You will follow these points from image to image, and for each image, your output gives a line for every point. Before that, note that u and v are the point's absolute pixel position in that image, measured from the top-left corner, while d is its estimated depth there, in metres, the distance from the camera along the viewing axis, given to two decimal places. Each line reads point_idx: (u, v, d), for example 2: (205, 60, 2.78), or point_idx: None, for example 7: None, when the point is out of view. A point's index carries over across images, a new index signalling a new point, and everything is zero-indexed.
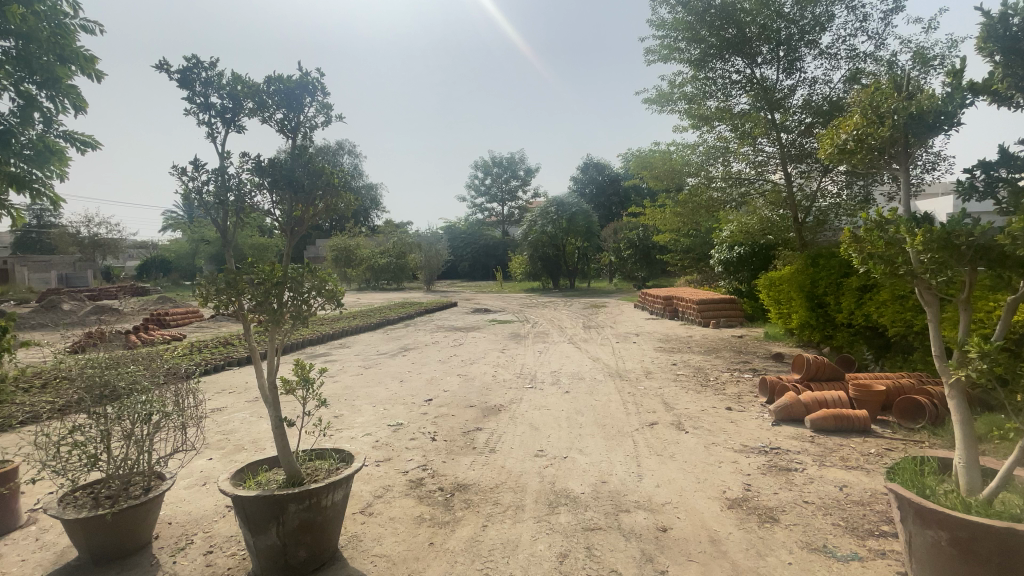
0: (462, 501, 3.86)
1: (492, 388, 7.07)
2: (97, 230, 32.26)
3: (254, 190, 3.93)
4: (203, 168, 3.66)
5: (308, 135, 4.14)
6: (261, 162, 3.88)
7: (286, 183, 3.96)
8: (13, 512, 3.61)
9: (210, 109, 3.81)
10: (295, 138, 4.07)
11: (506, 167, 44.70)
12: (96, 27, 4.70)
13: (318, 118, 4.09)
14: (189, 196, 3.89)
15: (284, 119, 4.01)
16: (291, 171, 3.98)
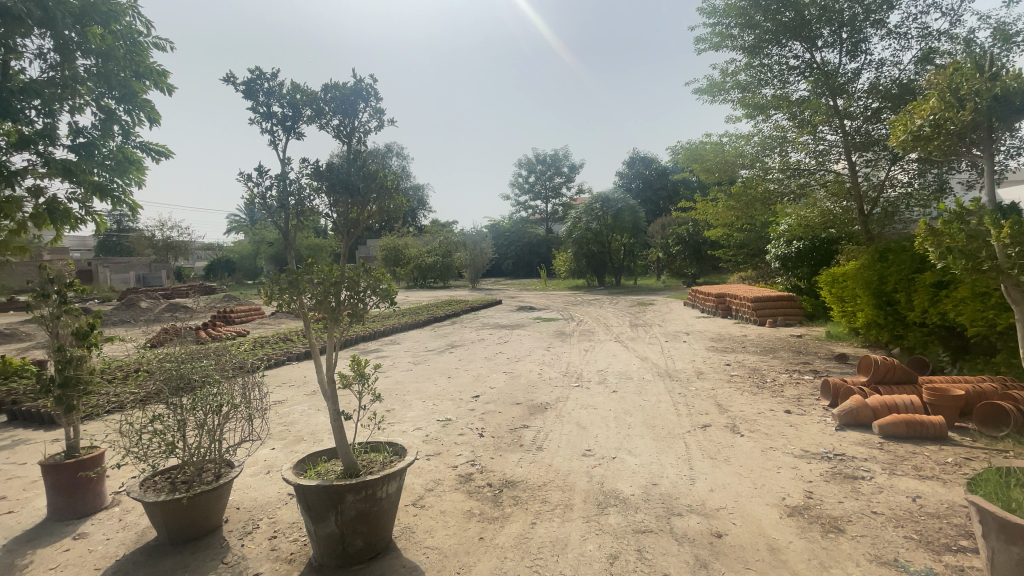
0: (510, 498, 3.89)
1: (538, 386, 7.09)
2: (170, 233, 34.77)
3: (313, 194, 4.16)
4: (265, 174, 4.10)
5: (363, 140, 4.35)
6: (318, 167, 4.18)
7: (342, 186, 4.22)
8: (100, 494, 3.95)
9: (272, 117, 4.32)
10: (350, 143, 4.32)
11: (550, 163, 44.49)
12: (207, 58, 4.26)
13: (371, 122, 4.32)
14: (253, 202, 4.23)
15: (340, 125, 4.26)
16: (346, 175, 4.23)
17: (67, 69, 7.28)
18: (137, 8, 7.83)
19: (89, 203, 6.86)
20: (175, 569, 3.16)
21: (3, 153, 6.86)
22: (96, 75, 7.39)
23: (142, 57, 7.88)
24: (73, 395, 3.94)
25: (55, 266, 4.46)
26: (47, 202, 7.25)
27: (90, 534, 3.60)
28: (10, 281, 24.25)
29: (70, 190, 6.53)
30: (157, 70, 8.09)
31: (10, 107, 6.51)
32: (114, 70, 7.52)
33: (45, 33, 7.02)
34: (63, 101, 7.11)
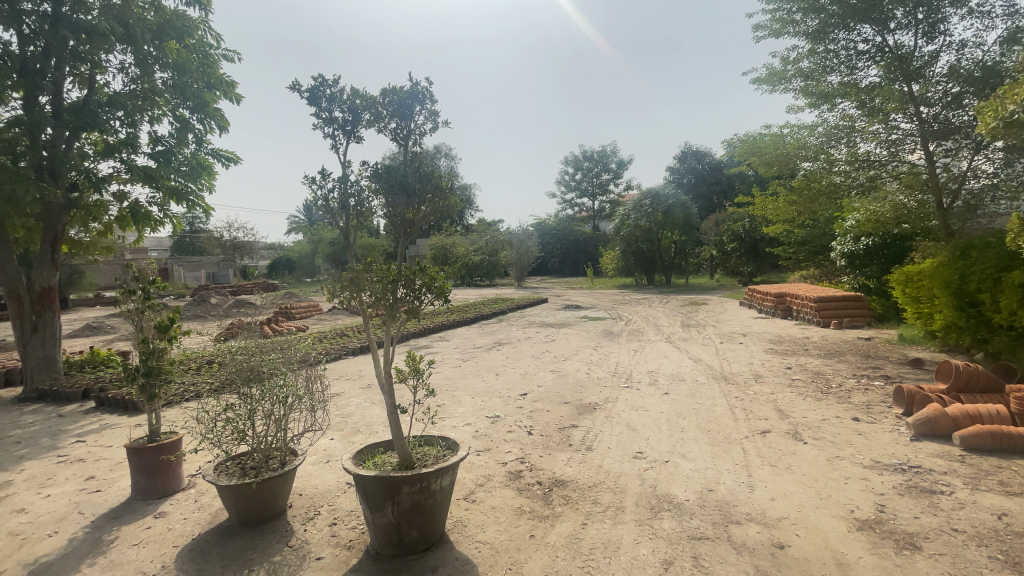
0: (561, 497, 3.88)
1: (586, 386, 7.02)
2: (237, 233, 37.08)
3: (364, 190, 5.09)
4: (327, 173, 4.81)
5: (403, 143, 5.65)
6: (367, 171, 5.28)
7: (388, 185, 5.60)
8: (177, 476, 4.25)
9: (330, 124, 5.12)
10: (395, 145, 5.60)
11: (598, 160, 43.85)
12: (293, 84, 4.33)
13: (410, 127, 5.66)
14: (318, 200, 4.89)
15: (385, 132, 5.49)
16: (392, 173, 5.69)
17: (146, 82, 7.88)
18: (208, 23, 8.39)
19: (166, 206, 7.42)
20: (245, 550, 3.36)
21: (92, 161, 7.52)
22: (172, 86, 7.98)
23: (212, 69, 8.44)
24: (155, 383, 4.25)
25: (141, 265, 4.85)
26: (130, 205, 7.88)
27: (170, 514, 3.90)
28: (100, 278, 26.66)
29: (150, 194, 7.09)
30: (225, 80, 8.65)
31: (97, 118, 7.14)
32: (188, 81, 8.11)
33: (128, 50, 7.66)
34: (143, 112, 7.71)
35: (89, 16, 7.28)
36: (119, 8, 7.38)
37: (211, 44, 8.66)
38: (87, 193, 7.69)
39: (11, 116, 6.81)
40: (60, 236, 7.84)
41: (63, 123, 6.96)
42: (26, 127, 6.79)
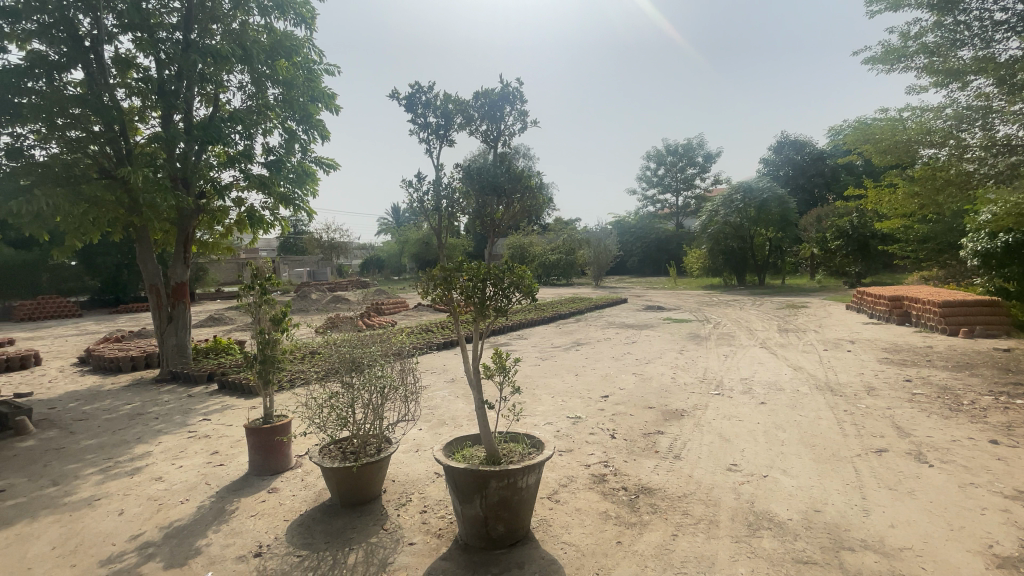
0: (648, 505, 3.76)
1: (672, 391, 6.75)
2: (333, 235, 40.15)
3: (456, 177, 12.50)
4: (421, 155, 10.91)
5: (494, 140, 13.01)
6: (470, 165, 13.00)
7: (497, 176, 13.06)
8: (286, 456, 4.67)
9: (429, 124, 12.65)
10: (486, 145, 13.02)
11: (682, 153, 41.90)
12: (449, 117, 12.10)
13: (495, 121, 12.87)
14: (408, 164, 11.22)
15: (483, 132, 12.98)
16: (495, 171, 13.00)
17: (260, 98, 8.75)
18: (312, 41, 9.16)
19: (276, 210, 8.20)
20: (346, 529, 3.61)
21: (216, 171, 8.46)
22: (282, 101, 8.80)
23: (316, 83, 9.22)
24: (270, 370, 4.71)
25: (257, 263, 5.38)
26: (247, 210, 8.79)
27: (281, 490, 4.29)
28: (221, 275, 30.13)
29: (264, 200, 7.86)
30: (327, 93, 9.44)
31: (221, 132, 8.03)
32: (295, 96, 8.92)
33: (245, 70, 8.54)
34: (257, 125, 8.58)
35: (214, 42, 8.28)
36: (239, 33, 8.38)
37: (315, 60, 9.44)
38: (212, 200, 8.70)
39: (153, 133, 7.83)
40: (191, 238, 8.88)
41: (193, 138, 7.89)
42: (163, 142, 7.76)
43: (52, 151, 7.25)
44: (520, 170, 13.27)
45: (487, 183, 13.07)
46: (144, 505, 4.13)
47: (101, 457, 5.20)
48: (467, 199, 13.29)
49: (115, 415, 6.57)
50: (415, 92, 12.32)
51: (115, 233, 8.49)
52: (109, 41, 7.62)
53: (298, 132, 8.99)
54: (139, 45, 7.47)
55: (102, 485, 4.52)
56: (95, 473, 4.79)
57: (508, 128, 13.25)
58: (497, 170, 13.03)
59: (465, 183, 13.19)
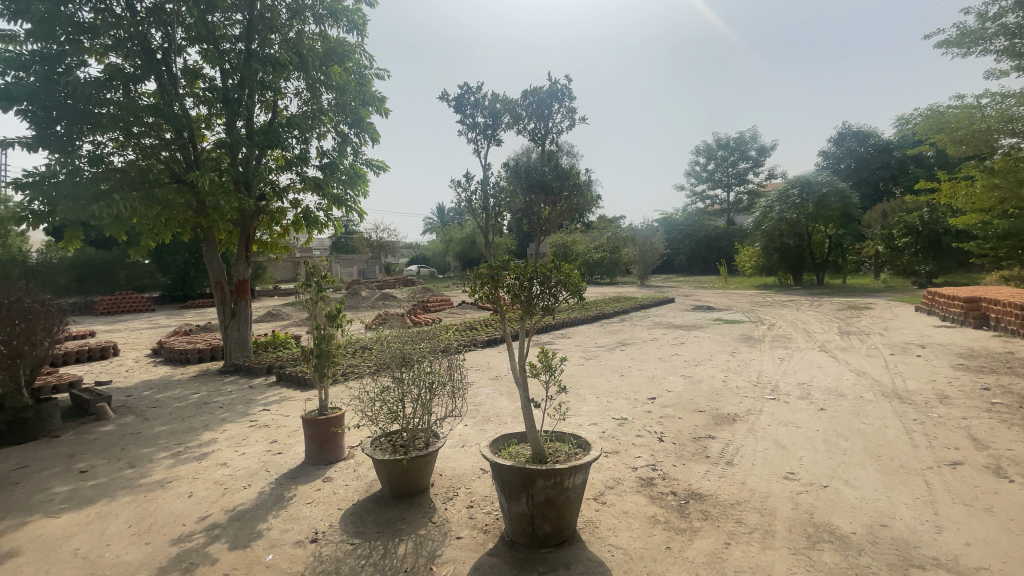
0: (699, 511, 3.65)
1: (723, 394, 6.52)
2: (382, 235, 41.43)
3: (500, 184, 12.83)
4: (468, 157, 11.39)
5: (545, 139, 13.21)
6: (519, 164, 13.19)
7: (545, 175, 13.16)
8: (339, 447, 4.86)
9: (478, 124, 12.96)
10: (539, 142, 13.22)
11: (734, 148, 40.41)
12: (498, 116, 12.36)
13: (546, 120, 13.02)
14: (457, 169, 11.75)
15: (534, 130, 13.15)
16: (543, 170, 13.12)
17: (315, 104, 9.13)
18: (363, 46, 9.48)
19: (330, 211, 8.54)
20: (396, 520, 3.72)
21: (275, 174, 8.88)
22: (335, 106, 9.17)
23: (367, 87, 9.56)
24: (325, 364, 4.91)
25: (314, 262, 5.63)
26: (303, 211, 9.19)
27: (334, 479, 4.47)
28: (278, 274, 31.73)
29: (318, 201, 8.19)
30: (377, 96, 9.75)
31: (279, 137, 8.44)
32: (348, 100, 9.27)
33: (301, 77, 8.94)
34: (312, 129, 8.97)
35: (273, 51, 8.71)
36: (296, 42, 8.80)
37: (365, 65, 9.76)
38: (271, 201, 9.14)
39: (218, 138, 8.31)
40: (251, 239, 9.36)
41: (254, 143, 8.32)
42: (227, 148, 8.23)
43: (129, 157, 7.83)
44: (568, 168, 13.26)
45: (535, 182, 13.17)
46: (211, 488, 4.42)
47: (173, 442, 5.59)
48: (515, 198, 13.42)
49: (185, 403, 7.05)
50: (465, 93, 12.58)
51: (184, 233, 9.08)
52: (178, 53, 8.13)
53: (351, 135, 9.34)
54: (206, 56, 7.96)
55: (173, 469, 4.86)
56: (167, 457, 5.16)
57: (556, 126, 13.25)
58: (545, 168, 13.09)
59: (512, 182, 13.32)
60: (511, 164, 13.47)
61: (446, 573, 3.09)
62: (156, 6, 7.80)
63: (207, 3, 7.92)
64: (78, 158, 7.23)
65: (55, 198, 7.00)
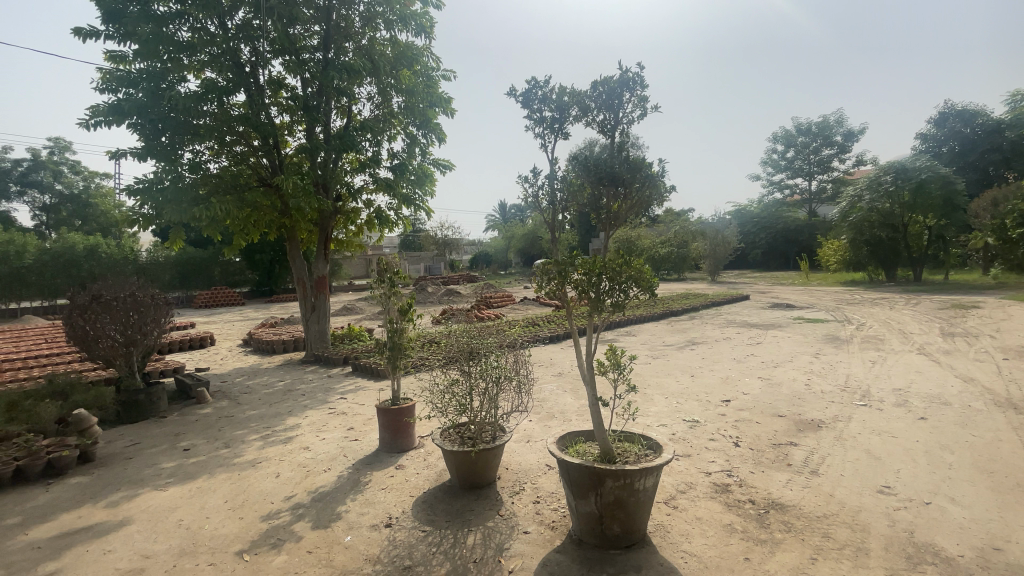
0: (780, 522, 3.43)
1: (805, 398, 6.08)
2: (446, 232, 42.59)
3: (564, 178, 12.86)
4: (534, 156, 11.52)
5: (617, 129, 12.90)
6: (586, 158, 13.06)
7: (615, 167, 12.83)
8: (410, 437, 5.04)
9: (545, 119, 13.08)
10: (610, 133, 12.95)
11: (816, 133, 37.48)
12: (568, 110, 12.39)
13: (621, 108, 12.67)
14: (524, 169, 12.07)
15: (605, 120, 12.85)
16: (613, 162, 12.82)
17: (386, 107, 9.53)
18: (430, 48, 9.75)
19: (399, 210, 8.87)
20: (465, 511, 3.80)
21: (350, 175, 9.36)
22: (404, 108, 9.55)
23: (434, 89, 9.87)
24: (397, 356, 5.11)
25: (387, 258, 5.88)
26: (375, 210, 9.63)
27: (406, 467, 4.65)
28: (352, 270, 33.50)
29: (389, 201, 8.54)
30: (443, 97, 10.06)
31: (354, 141, 8.90)
32: (416, 102, 9.63)
33: (373, 82, 9.36)
34: (384, 132, 9.37)
35: (348, 58, 9.16)
36: (369, 48, 9.21)
37: (432, 66, 10.06)
38: (347, 202, 9.65)
39: (299, 144, 8.87)
40: (329, 237, 9.93)
41: (331, 147, 8.81)
42: (307, 152, 8.77)
43: (223, 164, 8.55)
44: (638, 159, 12.89)
45: (604, 174, 12.91)
46: (295, 470, 4.74)
47: (261, 425, 6.07)
48: (583, 190, 13.32)
49: (271, 390, 7.63)
50: (532, 88, 12.68)
51: (270, 233, 9.79)
52: (264, 65, 8.74)
53: (419, 136, 9.69)
54: (289, 67, 8.50)
55: (262, 450, 5.27)
56: (256, 439, 5.60)
57: (627, 115, 12.88)
58: (615, 160, 12.82)
59: (580, 175, 13.21)
60: (579, 156, 13.36)
61: (515, 567, 3.11)
62: (245, 23, 8.41)
63: (289, 17, 8.45)
64: (180, 165, 7.99)
65: (162, 203, 7.77)
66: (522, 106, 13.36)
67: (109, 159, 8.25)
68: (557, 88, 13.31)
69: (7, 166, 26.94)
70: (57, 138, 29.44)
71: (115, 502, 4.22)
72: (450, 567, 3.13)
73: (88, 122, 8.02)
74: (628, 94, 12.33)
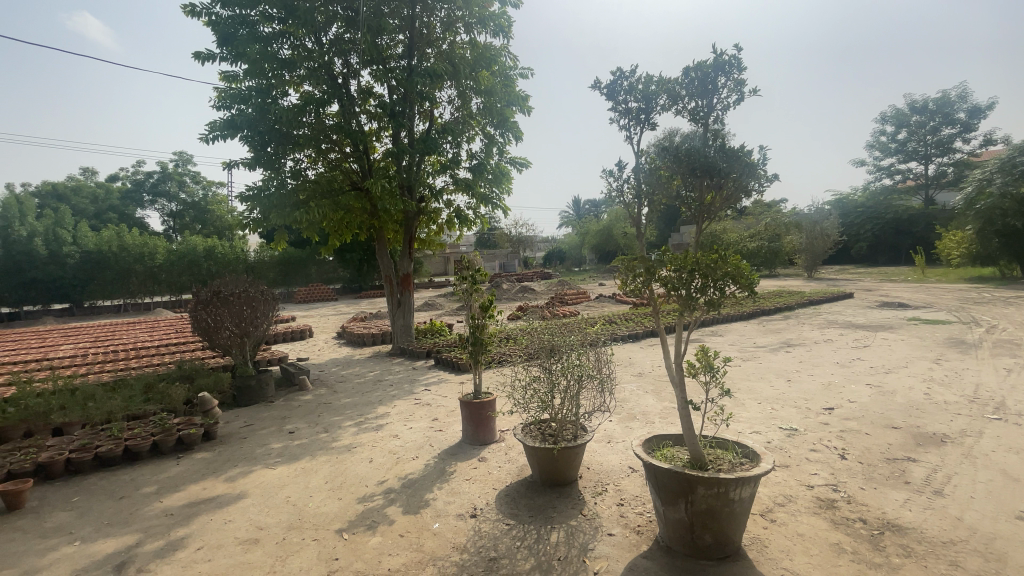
0: (898, 546, 3.09)
1: (923, 409, 5.44)
2: (521, 229, 43.09)
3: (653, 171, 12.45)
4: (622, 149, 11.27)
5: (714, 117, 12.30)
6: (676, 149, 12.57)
7: (708, 157, 12.18)
8: (491, 431, 5.15)
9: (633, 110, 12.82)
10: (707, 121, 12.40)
11: (933, 110, 33.34)
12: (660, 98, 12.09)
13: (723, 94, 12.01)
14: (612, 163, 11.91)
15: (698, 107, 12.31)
16: (707, 153, 12.21)
17: (465, 110, 9.82)
18: (508, 48, 9.87)
19: (477, 209, 9.10)
20: (547, 508, 3.82)
21: (431, 176, 9.71)
22: (483, 109, 9.78)
23: (511, 87, 9.99)
24: (479, 351, 5.22)
25: (468, 256, 6.03)
26: (455, 210, 9.94)
27: (488, 460, 4.76)
28: (432, 268, 34.92)
29: (468, 200, 8.77)
30: (520, 95, 10.16)
31: (436, 144, 9.25)
32: (494, 102, 9.80)
33: (453, 85, 9.66)
34: (463, 134, 9.66)
35: (429, 63, 9.53)
36: (449, 52, 9.51)
37: (510, 65, 10.17)
38: (430, 203, 10.04)
39: (386, 149, 9.34)
40: (413, 237, 10.38)
41: (415, 151, 9.22)
42: (393, 156, 9.21)
43: (319, 171, 9.25)
44: (736, 147, 12.09)
45: (697, 164, 12.27)
46: (386, 456, 5.03)
47: (355, 412, 6.50)
48: (673, 181, 12.85)
49: (361, 380, 8.13)
50: (619, 78, 12.39)
51: (361, 234, 10.44)
52: (354, 76, 9.33)
53: (496, 136, 9.89)
54: (376, 76, 8.98)
55: (356, 436, 5.64)
56: (350, 426, 6.01)
57: (721, 101, 12.25)
58: (709, 149, 12.18)
59: (671, 166, 12.70)
60: (667, 146, 12.89)
61: (600, 569, 3.07)
62: (337, 38, 9.00)
63: (377, 29, 8.92)
64: (283, 173, 8.74)
65: (268, 208, 8.55)
66: (607, 98, 13.15)
67: (224, 169, 9.20)
68: (644, 76, 12.97)
69: (141, 178, 30.94)
70: (180, 152, 33.52)
71: (233, 477, 4.72)
72: (534, 562, 3.16)
73: (208, 137, 8.96)
74: (724, 79, 11.70)
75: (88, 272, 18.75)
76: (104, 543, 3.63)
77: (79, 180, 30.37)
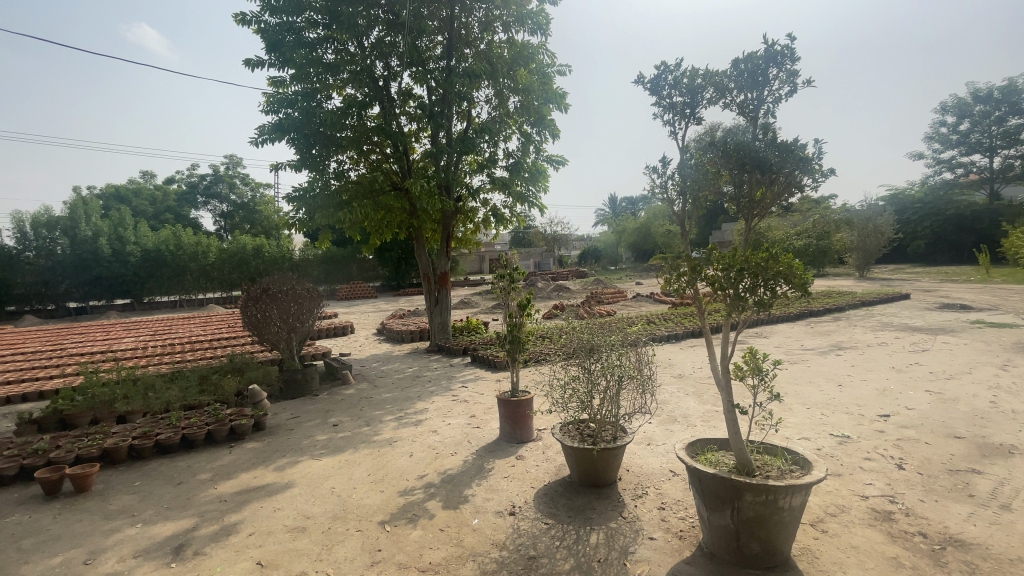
0: (961, 562, 2.91)
1: (990, 418, 5.08)
2: (556, 228, 42.93)
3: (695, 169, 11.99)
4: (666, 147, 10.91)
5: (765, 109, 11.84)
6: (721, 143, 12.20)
7: (757, 151, 11.75)
8: (529, 429, 5.16)
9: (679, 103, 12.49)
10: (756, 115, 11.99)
11: (999, 99, 31.12)
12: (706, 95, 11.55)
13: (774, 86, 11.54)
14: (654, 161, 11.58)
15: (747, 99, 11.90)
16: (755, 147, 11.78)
17: (503, 108, 9.85)
18: (546, 46, 9.83)
19: (514, 208, 9.14)
20: (586, 508, 3.79)
21: (469, 175, 9.80)
22: (520, 108, 9.79)
23: (549, 85, 9.96)
24: (517, 350, 5.22)
25: (505, 255, 6.03)
26: (492, 209, 10.01)
27: (526, 458, 4.78)
28: (468, 266, 35.29)
29: (504, 199, 8.82)
30: (558, 93, 10.11)
31: (473, 143, 9.32)
32: (532, 100, 9.80)
33: (490, 84, 9.70)
34: (500, 133, 9.70)
35: (468, 63, 9.61)
36: (488, 52, 9.58)
37: (548, 63, 10.13)
38: (467, 202, 10.14)
39: (425, 150, 9.48)
40: (451, 235, 10.51)
41: (453, 150, 9.32)
42: (432, 156, 9.34)
43: (360, 172, 9.49)
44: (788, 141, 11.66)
45: (748, 160, 11.84)
46: (425, 451, 5.12)
47: (395, 407, 6.65)
48: (720, 178, 12.43)
49: (400, 376, 8.29)
50: (664, 72, 12.12)
51: (400, 233, 10.66)
52: (395, 78, 9.50)
53: (533, 134, 9.92)
54: (416, 78, 9.13)
55: (396, 430, 5.77)
56: (390, 420, 6.15)
57: (772, 93, 11.82)
58: (758, 143, 11.75)
59: (718, 162, 12.28)
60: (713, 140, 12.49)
61: (641, 572, 3.03)
62: (379, 41, 9.18)
63: (418, 31, 9.06)
64: (326, 174, 9.02)
65: (313, 208, 8.85)
66: (650, 93, 12.88)
67: (272, 170, 9.59)
68: (689, 70, 12.65)
69: (196, 180, 32.54)
70: (231, 156, 35.07)
71: (280, 467, 4.92)
72: (573, 563, 3.15)
73: (258, 140, 9.36)
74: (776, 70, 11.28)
75: (148, 269, 19.94)
76: (164, 526, 3.86)
77: (139, 182, 32.21)
